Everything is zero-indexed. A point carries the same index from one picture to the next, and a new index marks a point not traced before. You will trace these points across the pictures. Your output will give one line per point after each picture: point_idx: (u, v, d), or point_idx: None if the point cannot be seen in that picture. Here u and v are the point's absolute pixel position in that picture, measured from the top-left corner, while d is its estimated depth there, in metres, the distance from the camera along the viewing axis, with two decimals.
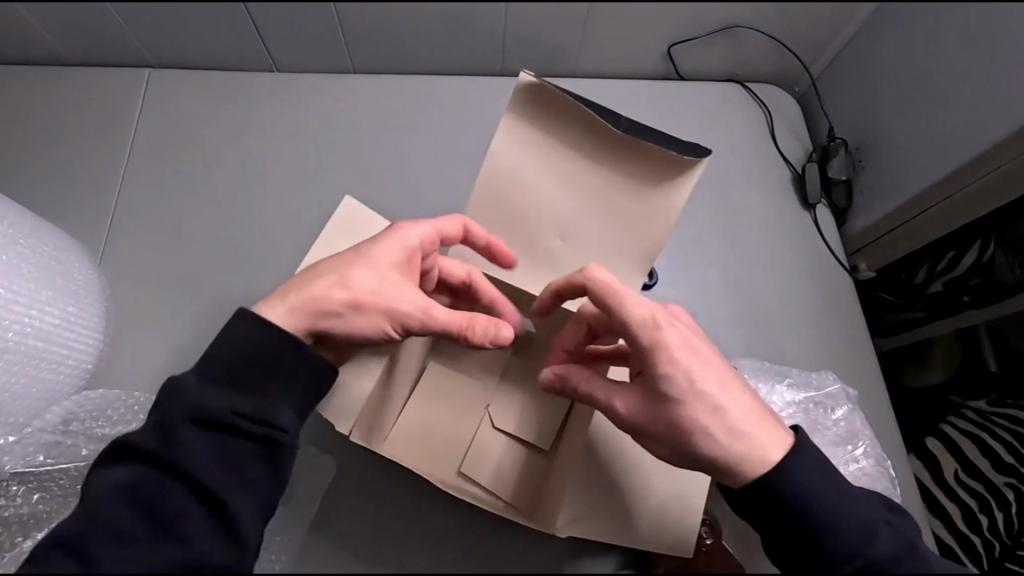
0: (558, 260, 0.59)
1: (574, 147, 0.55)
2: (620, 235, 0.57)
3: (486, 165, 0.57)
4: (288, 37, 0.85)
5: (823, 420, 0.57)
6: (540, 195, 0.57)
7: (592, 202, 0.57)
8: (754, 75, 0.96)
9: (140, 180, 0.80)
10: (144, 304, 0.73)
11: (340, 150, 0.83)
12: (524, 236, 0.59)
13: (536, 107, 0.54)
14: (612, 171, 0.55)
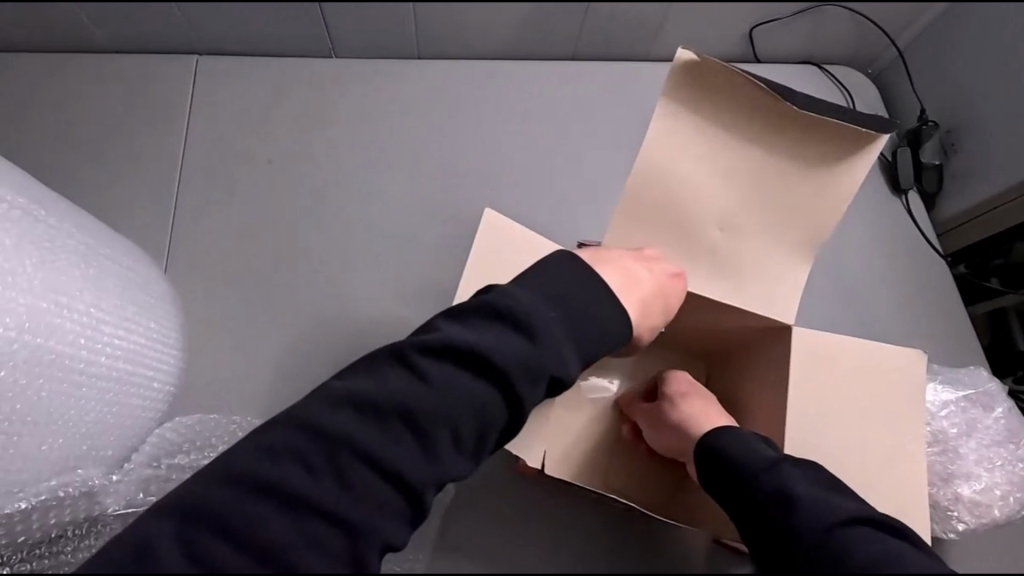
0: (714, 258, 0.51)
1: (740, 128, 0.48)
2: (788, 219, 0.50)
3: (642, 154, 0.48)
4: (350, 20, 0.78)
5: (982, 419, 0.55)
6: (700, 185, 0.49)
7: (758, 187, 0.49)
8: (831, 56, 0.93)
9: (199, 178, 0.73)
10: (222, 314, 0.66)
11: (414, 140, 0.76)
12: (675, 233, 0.51)
13: (697, 85, 0.46)
14: (777, 149, 0.48)
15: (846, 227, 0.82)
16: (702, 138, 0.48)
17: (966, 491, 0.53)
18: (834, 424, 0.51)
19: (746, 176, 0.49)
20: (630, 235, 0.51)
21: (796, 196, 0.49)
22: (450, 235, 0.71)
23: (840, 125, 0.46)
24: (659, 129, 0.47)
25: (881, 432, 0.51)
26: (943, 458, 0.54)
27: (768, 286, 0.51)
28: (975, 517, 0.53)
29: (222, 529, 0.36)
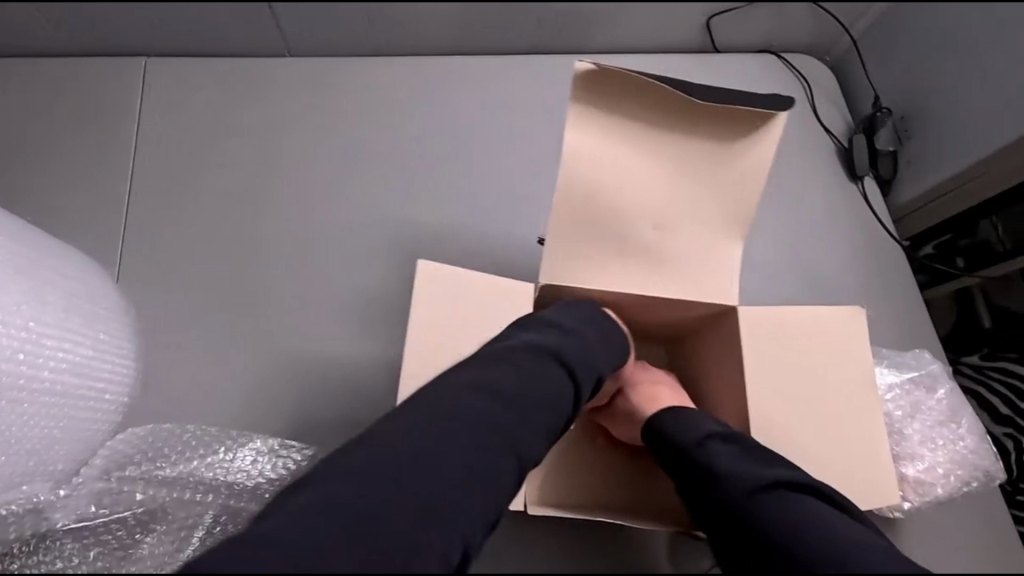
0: (651, 254, 0.52)
1: (652, 128, 0.48)
2: (717, 207, 0.51)
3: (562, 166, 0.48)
4: (302, 19, 0.77)
5: (925, 400, 0.57)
6: (626, 188, 0.50)
7: (681, 182, 0.50)
8: (789, 45, 0.93)
9: (151, 183, 0.72)
10: (177, 322, 0.65)
11: (372, 140, 0.75)
12: (608, 235, 0.51)
13: (600, 94, 0.47)
14: (691, 142, 0.49)
15: (804, 215, 0.83)
16: (619, 144, 0.48)
17: (912, 470, 0.55)
18: (798, 413, 0.51)
19: (669, 171, 0.50)
20: (564, 239, 0.50)
21: (720, 183, 0.50)
22: (409, 235, 0.71)
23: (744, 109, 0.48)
24: (573, 142, 0.47)
25: (850, 418, 0.51)
26: (889, 439, 0.56)
27: (702, 275, 0.52)
28: (920, 495, 0.55)
29: (304, 521, 0.33)
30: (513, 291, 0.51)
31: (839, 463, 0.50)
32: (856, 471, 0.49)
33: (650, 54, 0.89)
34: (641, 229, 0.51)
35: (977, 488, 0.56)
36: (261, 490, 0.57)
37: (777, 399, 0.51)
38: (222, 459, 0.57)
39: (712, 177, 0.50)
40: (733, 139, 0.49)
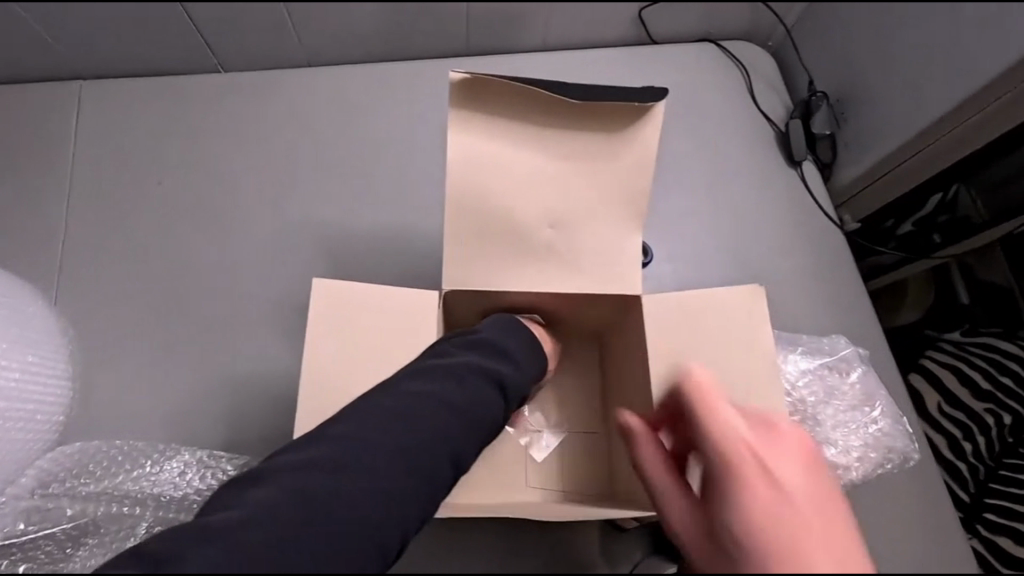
0: (550, 251, 0.53)
1: (535, 129, 0.51)
2: (609, 203, 0.53)
3: (449, 171, 0.51)
4: (230, 34, 0.78)
5: (839, 384, 0.57)
6: (517, 190, 0.52)
7: (571, 180, 0.52)
8: (727, 33, 0.93)
9: (86, 203, 0.73)
10: (111, 337, 0.67)
11: (305, 151, 0.77)
12: (505, 234, 0.53)
13: (478, 99, 0.50)
14: (572, 139, 0.52)
15: (737, 202, 0.84)
16: (504, 143, 0.51)
17: (827, 454, 0.56)
18: (692, 382, 0.51)
19: (557, 168, 0.52)
20: (463, 244, 0.52)
21: (609, 178, 0.52)
22: (343, 245, 0.72)
23: (616, 104, 0.50)
24: (457, 145, 0.50)
25: (743, 382, 0.51)
26: (804, 425, 0.56)
27: (602, 271, 0.54)
28: (835, 479, 0.55)
29: (243, 525, 0.36)
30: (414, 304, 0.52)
31: (733, 431, 0.50)
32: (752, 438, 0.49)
33: (585, 50, 0.90)
34: (539, 228, 0.53)
35: (892, 470, 0.56)
36: (187, 500, 0.57)
37: (668, 371, 0.51)
38: (149, 471, 0.58)
39: (599, 170, 0.52)
40: (615, 135, 0.52)
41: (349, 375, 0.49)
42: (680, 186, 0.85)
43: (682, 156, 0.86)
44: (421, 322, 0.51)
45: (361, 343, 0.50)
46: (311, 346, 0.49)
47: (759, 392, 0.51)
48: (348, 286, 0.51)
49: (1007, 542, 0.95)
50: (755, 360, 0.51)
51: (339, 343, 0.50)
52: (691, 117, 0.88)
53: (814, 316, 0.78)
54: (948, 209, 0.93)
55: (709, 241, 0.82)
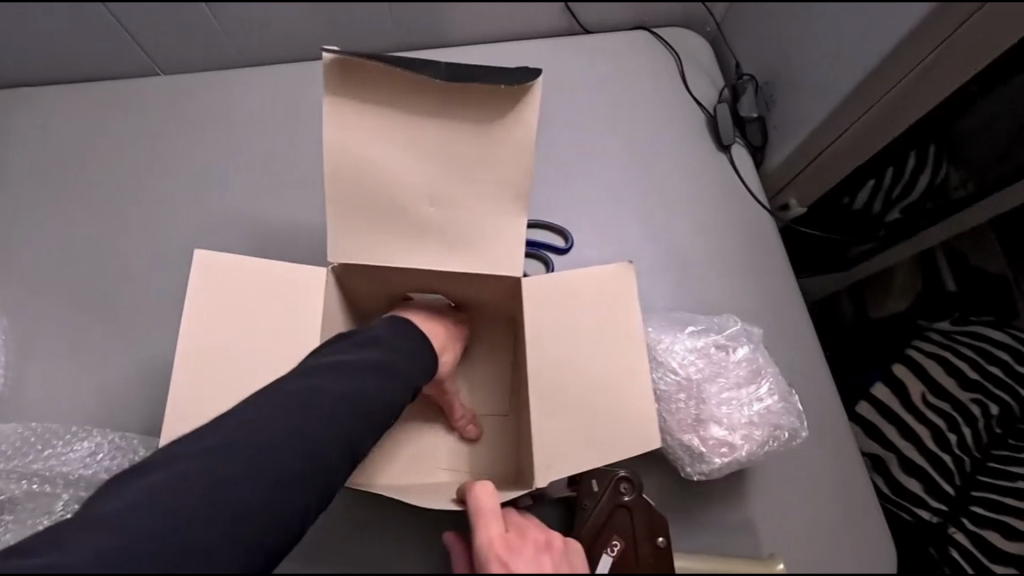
0: (437, 231, 0.55)
1: (411, 111, 0.53)
2: (489, 183, 0.55)
3: (327, 154, 0.52)
4: (163, 39, 0.81)
5: (724, 361, 0.58)
6: (396, 172, 0.54)
7: (450, 161, 0.54)
8: (662, 19, 0.93)
9: (29, 201, 0.78)
10: (41, 325, 0.71)
11: (236, 149, 0.81)
12: (391, 216, 0.55)
13: (352, 82, 0.52)
14: (451, 123, 0.53)
15: (664, 185, 0.84)
16: (382, 129, 0.53)
17: (712, 433, 0.56)
18: (568, 364, 0.53)
19: (439, 151, 0.54)
20: (349, 228, 0.54)
21: (488, 157, 0.54)
22: (265, 238, 0.75)
23: (492, 86, 0.52)
24: (336, 133, 0.52)
25: (612, 364, 0.53)
26: (690, 404, 0.57)
27: (485, 248, 0.55)
28: (720, 457, 0.55)
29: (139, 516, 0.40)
30: (298, 281, 0.56)
31: (597, 414, 0.52)
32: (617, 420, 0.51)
33: (516, 41, 0.91)
34: (422, 211, 0.54)
35: (777, 449, 0.56)
36: (97, 478, 0.61)
37: (540, 356, 0.53)
38: (59, 451, 0.62)
39: (481, 152, 0.54)
40: (491, 114, 0.53)
41: (225, 350, 0.54)
42: (607, 171, 0.84)
43: (610, 143, 0.86)
44: (300, 298, 0.56)
45: (245, 321, 0.55)
46: (189, 327, 0.53)
47: (626, 374, 0.53)
48: (229, 267, 0.55)
49: (994, 535, 1.01)
50: (629, 348, 0.53)
51: (217, 320, 0.54)
52: (621, 104, 0.88)
53: (736, 301, 0.78)
54: (935, 195, 1.12)
55: (633, 225, 0.81)
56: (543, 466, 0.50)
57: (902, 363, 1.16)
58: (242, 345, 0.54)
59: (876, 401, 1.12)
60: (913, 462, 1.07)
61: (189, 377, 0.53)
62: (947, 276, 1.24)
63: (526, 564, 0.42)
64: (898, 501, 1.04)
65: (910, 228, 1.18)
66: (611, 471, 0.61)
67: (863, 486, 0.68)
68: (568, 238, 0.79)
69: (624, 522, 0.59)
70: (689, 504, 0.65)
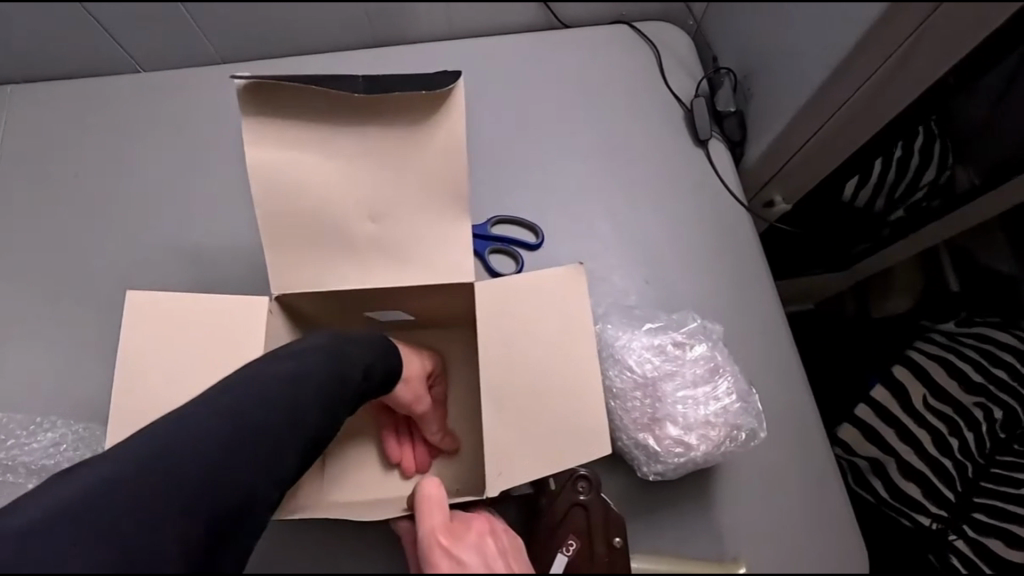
0: (378, 243, 0.59)
1: (335, 130, 0.58)
2: (424, 190, 0.59)
3: (263, 176, 0.57)
4: (140, 38, 0.82)
5: (680, 358, 0.57)
6: (333, 189, 0.58)
7: (382, 172, 0.59)
8: (641, 14, 0.93)
9: (12, 198, 0.80)
10: (18, 318, 0.73)
11: (211, 145, 0.82)
12: (333, 229, 0.59)
13: (273, 106, 0.56)
14: (382, 135, 0.58)
15: (638, 180, 0.83)
16: (317, 150, 0.58)
17: (668, 432, 0.55)
18: (523, 357, 0.54)
19: (377, 165, 0.59)
20: (292, 240, 0.58)
21: (419, 162, 0.59)
22: (236, 233, 0.76)
23: (418, 96, 0.57)
24: (274, 153, 0.57)
25: (556, 363, 0.54)
26: (647, 403, 0.56)
27: (425, 252, 0.59)
28: (675, 457, 0.54)
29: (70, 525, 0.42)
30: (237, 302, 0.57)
31: (541, 416, 0.53)
32: (559, 420, 0.53)
33: (491, 38, 0.90)
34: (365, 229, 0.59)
35: (734, 450, 0.55)
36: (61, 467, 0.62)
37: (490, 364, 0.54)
38: (23, 441, 0.64)
39: (417, 161, 0.59)
40: (414, 123, 0.58)
41: (163, 377, 0.55)
42: (580, 166, 0.84)
43: (584, 139, 0.85)
44: (238, 316, 0.56)
45: (186, 339, 0.56)
46: (134, 346, 0.56)
47: (570, 377, 0.54)
48: (157, 298, 0.57)
49: (998, 543, 0.98)
50: (576, 343, 0.55)
51: (153, 349, 0.56)
52: (597, 99, 0.87)
53: (709, 297, 0.76)
54: (940, 191, 1.08)
55: (605, 222, 0.81)
56: (495, 474, 0.52)
57: (901, 364, 1.14)
58: (178, 368, 0.55)
59: (875, 403, 1.10)
60: (912, 466, 1.05)
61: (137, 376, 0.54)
62: (952, 276, 1.22)
63: (469, 552, 0.45)
64: (896, 505, 1.02)
65: (916, 228, 1.12)
66: (568, 469, 0.60)
67: (835, 487, 0.67)
68: (538, 234, 0.79)
69: (580, 522, 0.58)
70: (652, 506, 0.64)
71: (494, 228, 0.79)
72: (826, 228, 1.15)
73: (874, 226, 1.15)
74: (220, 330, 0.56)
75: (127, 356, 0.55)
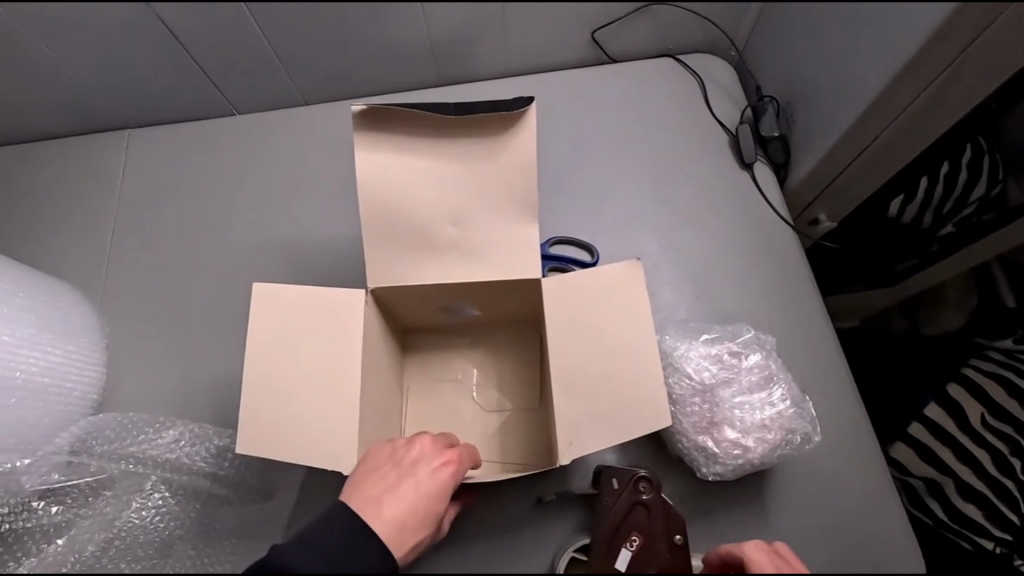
0: (458, 246, 0.66)
1: (425, 147, 0.65)
2: (500, 201, 0.66)
3: (366, 189, 0.65)
4: (237, 86, 0.94)
5: (737, 366, 0.62)
6: (419, 198, 0.66)
7: (465, 182, 0.66)
8: (685, 50, 0.99)
9: (128, 226, 0.92)
10: (135, 331, 0.83)
11: (297, 177, 0.92)
12: (427, 241, 0.66)
13: (376, 126, 0.64)
14: (464, 153, 0.66)
15: (686, 201, 0.89)
16: (413, 159, 0.66)
17: (726, 435, 0.59)
18: (591, 349, 0.60)
19: (460, 190, 0.66)
20: (383, 245, 0.66)
21: (495, 173, 0.66)
22: (321, 253, 0.85)
23: (495, 115, 0.64)
24: (371, 171, 0.65)
25: (620, 356, 0.60)
26: (705, 407, 0.60)
27: (505, 254, 0.66)
28: (733, 459, 0.58)
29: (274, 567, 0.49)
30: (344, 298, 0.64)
31: (601, 399, 0.58)
32: (624, 400, 0.58)
33: (547, 74, 0.99)
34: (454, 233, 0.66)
35: (788, 452, 0.60)
36: (181, 462, 0.72)
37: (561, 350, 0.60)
38: (149, 437, 0.73)
39: (500, 177, 0.66)
40: (493, 141, 0.65)
41: (281, 368, 0.62)
42: (632, 189, 0.90)
43: (634, 164, 0.91)
44: (345, 312, 0.63)
45: (297, 338, 0.63)
46: (252, 348, 0.62)
47: (627, 366, 0.59)
48: (278, 290, 0.63)
49: None
50: (638, 333, 0.60)
51: (273, 342, 0.62)
52: (645, 127, 0.94)
53: (757, 311, 0.80)
54: (993, 205, 1.09)
55: (656, 240, 0.86)
56: (566, 444, 0.57)
57: (956, 383, 1.13)
58: (299, 361, 0.62)
59: (928, 421, 1.10)
60: (971, 487, 1.02)
61: (263, 377, 0.61)
62: (1008, 293, 1.29)
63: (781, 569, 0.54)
64: (959, 530, 1.01)
65: (967, 241, 1.12)
66: (631, 471, 0.64)
67: (891, 493, 0.69)
68: (593, 253, 0.84)
69: (643, 520, 0.62)
70: (710, 510, 0.67)
71: (553, 247, 0.86)
72: (875, 244, 1.16)
73: (923, 242, 1.16)
74: (330, 326, 0.63)
75: (250, 356, 0.62)
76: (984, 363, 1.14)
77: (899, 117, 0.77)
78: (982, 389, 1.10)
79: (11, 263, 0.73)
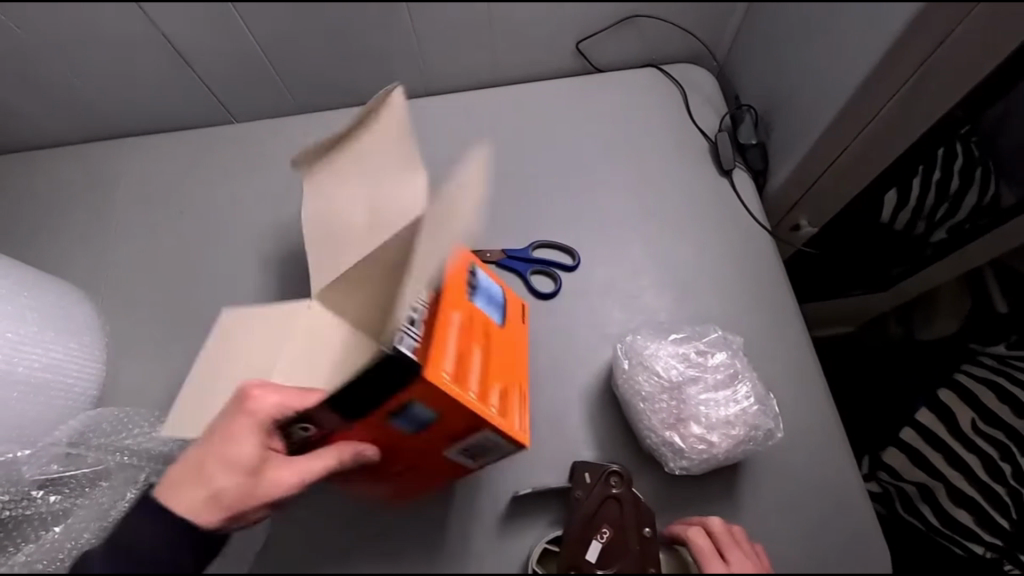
0: (367, 226, 0.73)
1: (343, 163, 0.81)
2: (392, 173, 0.74)
3: (307, 222, 0.82)
4: (235, 96, 0.98)
5: (704, 364, 0.64)
6: (340, 210, 0.79)
7: (363, 181, 0.77)
8: (668, 58, 1.01)
9: (130, 229, 0.96)
10: (134, 330, 0.87)
11: (291, 183, 0.96)
12: (347, 236, 0.76)
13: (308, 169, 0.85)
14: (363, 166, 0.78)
15: (666, 206, 0.91)
16: (342, 174, 0.80)
17: (692, 430, 0.61)
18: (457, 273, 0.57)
19: (369, 186, 0.76)
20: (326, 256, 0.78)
21: (375, 168, 0.76)
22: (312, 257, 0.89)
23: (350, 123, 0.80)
24: (320, 196, 0.82)
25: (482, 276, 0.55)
26: (673, 404, 0.63)
27: (398, 214, 0.69)
28: (699, 454, 0.61)
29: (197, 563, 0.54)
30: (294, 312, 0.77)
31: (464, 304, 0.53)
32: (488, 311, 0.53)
33: (534, 85, 1.02)
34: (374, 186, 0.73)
35: (753, 448, 0.62)
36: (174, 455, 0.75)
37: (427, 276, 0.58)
38: (145, 430, 0.76)
39: (398, 155, 0.74)
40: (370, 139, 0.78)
41: (227, 369, 0.75)
42: (613, 194, 0.93)
43: (616, 170, 0.95)
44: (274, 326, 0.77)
45: (256, 348, 0.76)
46: (209, 355, 0.77)
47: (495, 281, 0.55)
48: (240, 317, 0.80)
49: None
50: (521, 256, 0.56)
51: (227, 351, 0.77)
52: (628, 135, 0.97)
53: (732, 314, 0.83)
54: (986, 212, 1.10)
55: (635, 244, 0.89)
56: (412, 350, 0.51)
57: (947, 389, 1.18)
58: (253, 357, 0.75)
59: (920, 426, 1.15)
60: (965, 493, 1.06)
61: (222, 373, 0.74)
62: (998, 298, 1.30)
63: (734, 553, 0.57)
64: (950, 535, 1.03)
65: (961, 246, 1.14)
66: (602, 466, 0.67)
67: (859, 490, 0.71)
68: (574, 257, 0.87)
69: (613, 513, 0.65)
70: (680, 506, 0.69)
71: (536, 251, 0.89)
72: (864, 252, 1.19)
73: (915, 248, 1.20)
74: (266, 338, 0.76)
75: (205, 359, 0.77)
76: (976, 369, 1.19)
77: (868, 126, 0.79)
78: (973, 395, 1.15)
79: (15, 264, 0.77)
